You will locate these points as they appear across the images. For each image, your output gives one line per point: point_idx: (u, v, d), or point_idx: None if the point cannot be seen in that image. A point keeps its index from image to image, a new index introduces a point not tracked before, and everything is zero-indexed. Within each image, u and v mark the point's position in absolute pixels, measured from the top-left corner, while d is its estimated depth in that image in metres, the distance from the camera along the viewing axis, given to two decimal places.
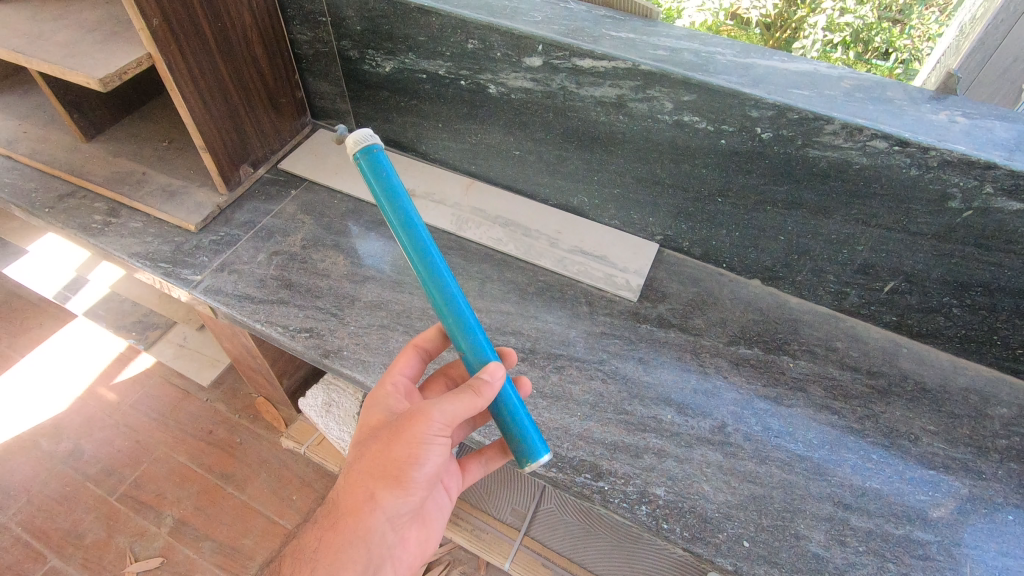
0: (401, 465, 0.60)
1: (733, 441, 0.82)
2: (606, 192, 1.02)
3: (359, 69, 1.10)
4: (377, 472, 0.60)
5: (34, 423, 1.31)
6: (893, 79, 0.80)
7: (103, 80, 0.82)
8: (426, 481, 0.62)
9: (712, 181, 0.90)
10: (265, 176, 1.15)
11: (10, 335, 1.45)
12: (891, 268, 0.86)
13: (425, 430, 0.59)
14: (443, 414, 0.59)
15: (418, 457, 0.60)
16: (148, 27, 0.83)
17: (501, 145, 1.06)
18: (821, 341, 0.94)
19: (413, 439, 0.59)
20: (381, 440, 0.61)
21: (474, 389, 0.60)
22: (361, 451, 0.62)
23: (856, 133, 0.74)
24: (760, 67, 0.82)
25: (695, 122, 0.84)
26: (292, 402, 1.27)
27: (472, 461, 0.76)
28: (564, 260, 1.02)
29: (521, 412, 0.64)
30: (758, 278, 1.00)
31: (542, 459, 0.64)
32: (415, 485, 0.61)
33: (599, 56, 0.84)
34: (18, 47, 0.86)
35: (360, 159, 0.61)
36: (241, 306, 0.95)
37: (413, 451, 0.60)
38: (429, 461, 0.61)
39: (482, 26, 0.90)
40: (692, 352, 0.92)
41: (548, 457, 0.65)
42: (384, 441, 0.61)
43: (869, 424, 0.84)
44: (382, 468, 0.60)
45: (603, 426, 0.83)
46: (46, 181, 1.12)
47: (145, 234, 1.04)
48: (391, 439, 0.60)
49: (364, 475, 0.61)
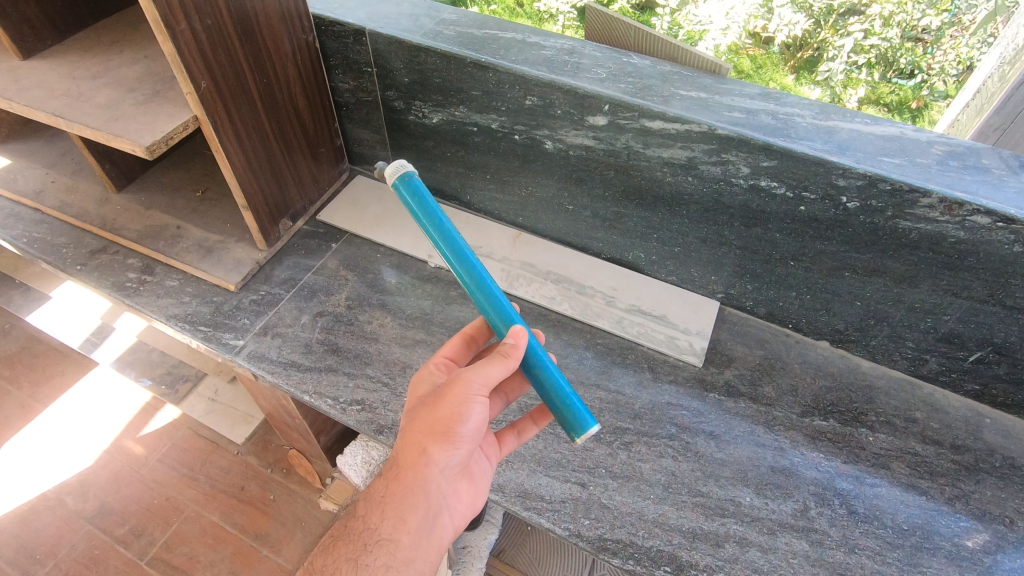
0: (448, 421, 0.58)
1: (818, 527, 0.77)
2: (666, 249, 0.98)
3: (404, 119, 1.06)
4: (426, 427, 0.59)
5: (59, 479, 1.27)
6: (985, 145, 0.77)
7: (149, 147, 0.78)
8: (475, 436, 0.60)
9: (784, 246, 0.86)
10: (304, 228, 1.11)
11: (32, 385, 1.42)
12: (979, 338, 0.82)
13: (468, 388, 0.59)
14: (484, 375, 0.59)
15: (464, 414, 0.59)
16: (196, 91, 0.77)
17: (554, 199, 1.02)
18: (899, 411, 0.89)
19: (458, 396, 0.59)
20: (428, 403, 0.60)
21: (505, 355, 0.60)
22: (411, 412, 0.61)
23: (954, 208, 0.70)
24: (843, 131, 0.78)
25: (774, 188, 0.80)
26: (329, 458, 1.23)
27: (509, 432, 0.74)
28: (622, 320, 0.98)
29: (563, 383, 0.65)
30: (827, 340, 0.96)
31: (592, 428, 0.63)
32: (464, 440, 0.59)
33: (670, 118, 0.80)
34: (58, 110, 0.82)
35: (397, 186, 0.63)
36: (287, 375, 0.90)
37: (458, 409, 0.59)
38: (475, 416, 0.59)
39: (543, 84, 0.86)
40: (765, 424, 0.87)
41: (598, 426, 0.64)
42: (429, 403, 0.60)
43: (960, 506, 0.80)
44: (430, 424, 0.58)
45: (680, 510, 0.78)
46: (76, 236, 1.08)
47: (183, 294, 0.99)
48: (436, 400, 0.59)
49: (415, 430, 0.59)
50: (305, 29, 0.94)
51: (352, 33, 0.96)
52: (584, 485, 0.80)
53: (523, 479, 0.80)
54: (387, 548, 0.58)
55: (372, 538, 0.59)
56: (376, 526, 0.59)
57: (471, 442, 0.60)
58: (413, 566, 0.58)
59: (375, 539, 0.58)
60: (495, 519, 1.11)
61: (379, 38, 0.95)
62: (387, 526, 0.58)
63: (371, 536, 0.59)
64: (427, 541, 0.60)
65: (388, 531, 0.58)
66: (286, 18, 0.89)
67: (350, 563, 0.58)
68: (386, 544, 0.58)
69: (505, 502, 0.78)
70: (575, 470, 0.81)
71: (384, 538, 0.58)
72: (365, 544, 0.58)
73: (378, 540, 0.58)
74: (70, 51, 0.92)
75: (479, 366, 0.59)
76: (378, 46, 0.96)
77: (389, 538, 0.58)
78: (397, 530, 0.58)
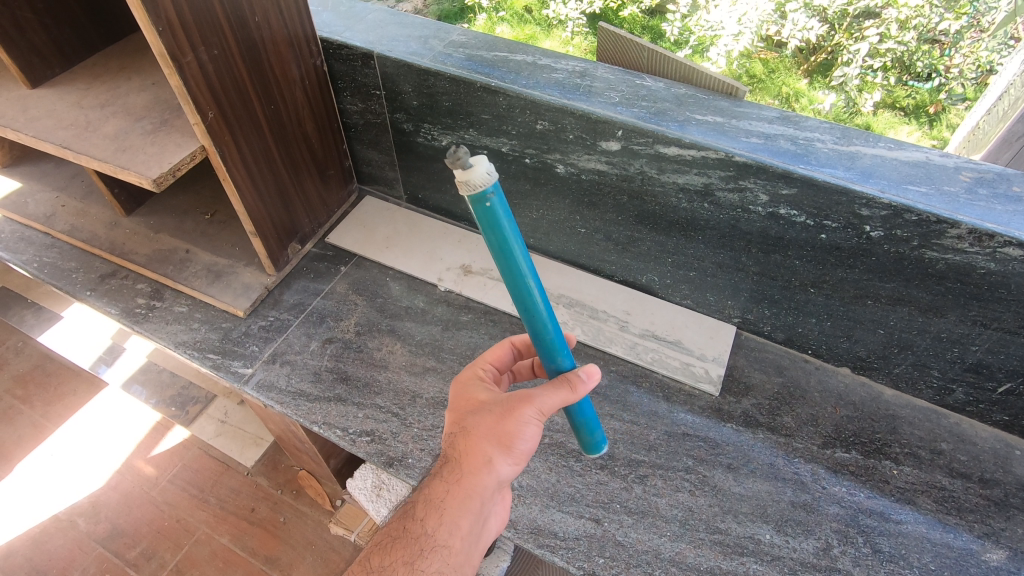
0: (514, 437, 0.55)
1: (841, 567, 0.74)
2: (681, 273, 0.96)
3: (413, 141, 1.05)
4: (492, 439, 0.55)
5: (71, 500, 1.28)
6: (1017, 170, 0.74)
7: (156, 180, 0.77)
8: (534, 453, 0.57)
9: (804, 273, 0.84)
10: (312, 250, 1.10)
11: (45, 404, 1.42)
12: (1009, 369, 0.79)
13: (535, 410, 0.55)
14: (547, 400, 0.54)
15: (529, 434, 0.56)
16: (203, 121, 0.76)
17: (565, 222, 1.00)
18: (924, 443, 0.86)
19: (524, 416, 0.55)
20: (490, 413, 0.56)
21: (569, 385, 0.55)
22: (472, 419, 0.57)
23: (985, 240, 0.68)
24: (866, 156, 0.76)
25: (793, 215, 0.78)
26: (338, 479, 1.22)
27: None
28: (636, 346, 0.96)
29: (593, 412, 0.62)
30: (848, 366, 0.93)
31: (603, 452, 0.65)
32: (526, 456, 0.57)
33: (686, 145, 0.78)
34: (66, 141, 0.82)
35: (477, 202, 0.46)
36: (297, 405, 0.89)
37: (519, 428, 0.55)
38: (534, 436, 0.56)
39: (554, 109, 0.84)
40: (785, 456, 0.85)
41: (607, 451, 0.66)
42: (487, 416, 0.56)
43: (990, 547, 0.76)
44: (497, 437, 0.55)
45: (697, 549, 0.75)
46: (86, 260, 1.07)
47: (191, 320, 0.99)
48: (498, 415, 0.56)
49: (479, 438, 0.56)
50: (313, 53, 0.93)
51: (360, 56, 0.95)
52: (599, 521, 0.77)
53: (535, 515, 0.78)
54: (442, 553, 0.56)
55: (427, 543, 0.56)
56: (433, 530, 0.56)
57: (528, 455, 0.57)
58: (467, 569, 0.57)
59: (431, 544, 0.56)
60: (506, 546, 1.09)
61: (387, 61, 0.93)
62: (443, 532, 0.56)
63: (426, 541, 0.57)
64: (477, 546, 0.57)
65: (443, 537, 0.56)
66: (294, 43, 0.88)
67: (406, 566, 0.56)
68: (441, 550, 0.56)
69: (517, 539, 0.76)
70: (589, 505, 0.79)
71: (440, 544, 0.56)
72: (422, 549, 0.56)
73: (433, 546, 0.56)
74: (78, 78, 0.91)
75: (545, 391, 0.54)
76: (386, 70, 0.95)
77: (443, 545, 0.56)
78: (452, 536, 0.56)
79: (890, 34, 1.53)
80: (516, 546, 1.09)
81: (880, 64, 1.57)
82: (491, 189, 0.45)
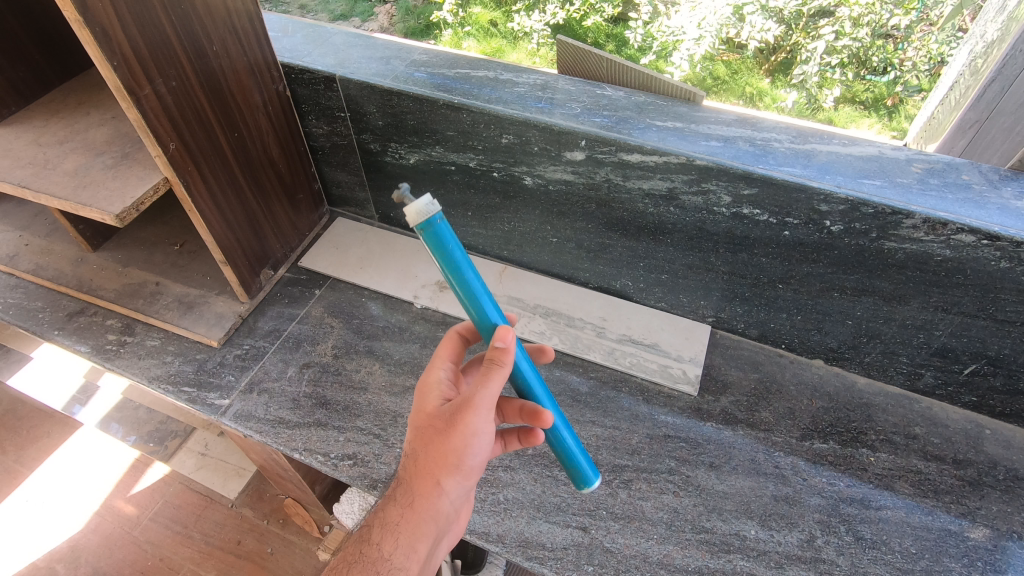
0: (459, 455, 0.55)
1: (826, 557, 0.75)
2: (653, 277, 0.97)
3: (380, 160, 1.05)
4: (438, 458, 0.55)
5: (48, 546, 1.25)
6: (964, 160, 0.77)
7: (119, 215, 0.76)
8: (481, 467, 0.58)
9: (772, 270, 0.86)
10: (286, 275, 1.10)
11: (17, 449, 1.39)
12: (973, 351, 0.81)
13: (478, 419, 0.54)
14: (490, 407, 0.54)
15: (474, 449, 0.55)
16: (164, 153, 0.75)
17: (537, 232, 1.01)
18: (898, 428, 0.88)
19: (469, 428, 0.54)
20: (437, 430, 0.55)
21: (496, 360, 0.54)
22: (422, 435, 0.56)
23: (939, 228, 0.70)
24: (822, 153, 0.78)
25: (756, 214, 0.79)
26: (325, 505, 1.20)
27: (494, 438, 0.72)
28: (614, 352, 0.97)
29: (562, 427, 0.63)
30: (821, 358, 0.96)
31: (594, 484, 0.66)
32: (473, 470, 0.57)
33: (648, 151, 0.79)
34: (23, 180, 0.80)
35: (422, 232, 0.52)
36: (276, 433, 0.88)
37: (468, 443, 0.54)
38: (482, 449, 0.56)
39: (518, 122, 0.85)
40: (766, 450, 0.86)
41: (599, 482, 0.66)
42: (439, 431, 0.55)
43: (967, 527, 0.78)
44: (442, 457, 0.54)
45: (684, 549, 0.75)
46: (53, 300, 1.05)
47: (165, 354, 0.97)
48: (447, 430, 0.54)
49: (427, 459, 0.55)
50: (275, 79, 0.93)
51: (322, 79, 0.95)
52: (586, 529, 0.77)
53: (523, 527, 0.77)
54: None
55: (382, 564, 0.55)
56: (389, 554, 0.55)
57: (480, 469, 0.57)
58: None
59: (386, 565, 0.55)
60: (498, 560, 1.08)
61: (350, 83, 0.94)
62: (399, 554, 0.55)
63: (383, 564, 0.55)
64: (429, 563, 0.58)
65: (400, 559, 0.55)
66: (255, 70, 0.87)
67: None
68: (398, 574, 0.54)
69: (506, 553, 0.75)
70: (575, 514, 0.79)
71: (396, 567, 0.55)
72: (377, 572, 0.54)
73: (388, 570, 0.55)
74: (35, 115, 0.90)
75: (481, 388, 0.54)
76: (349, 92, 0.95)
77: (401, 567, 0.55)
78: (409, 557, 0.55)
79: (845, 32, 1.70)
80: (508, 560, 1.08)
81: (837, 59, 1.77)
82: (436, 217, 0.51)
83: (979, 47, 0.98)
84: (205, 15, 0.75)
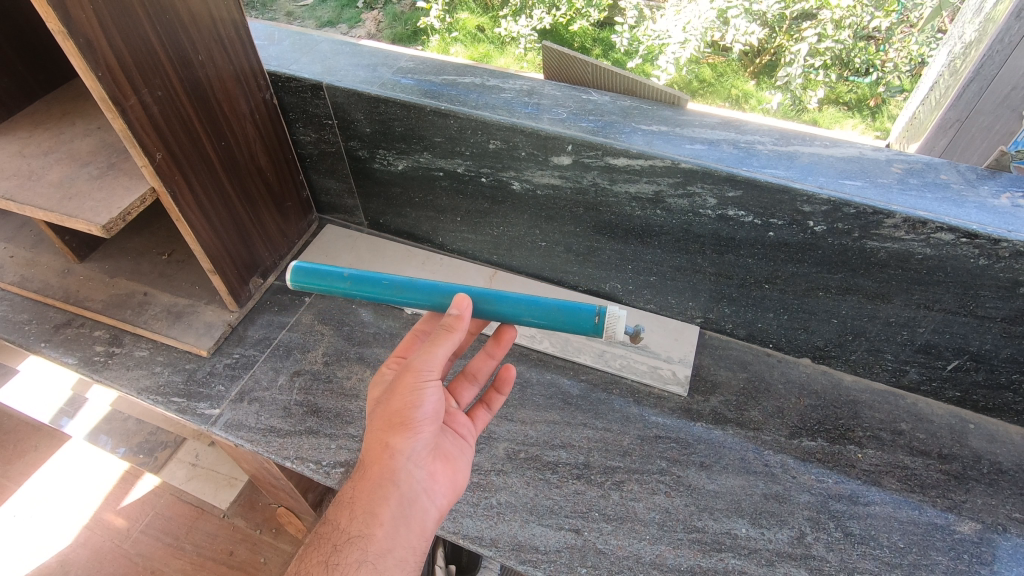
0: (402, 412, 0.59)
1: (816, 553, 0.76)
2: (642, 279, 0.98)
3: (368, 167, 1.06)
4: (383, 422, 0.59)
5: (38, 561, 1.24)
6: (942, 160, 0.79)
7: (105, 225, 0.76)
8: (433, 420, 0.61)
9: (757, 270, 0.87)
10: (275, 283, 1.09)
11: (5, 463, 1.38)
12: (955, 348, 0.83)
13: (417, 376, 0.59)
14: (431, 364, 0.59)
15: (417, 401, 0.59)
16: (151, 162, 0.74)
17: (525, 237, 1.02)
18: (885, 424, 0.90)
19: (407, 387, 0.59)
20: (383, 398, 0.60)
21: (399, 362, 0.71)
22: (369, 414, 0.61)
23: (919, 227, 0.71)
24: (805, 155, 0.79)
25: (741, 215, 0.80)
26: (316, 514, 1.20)
27: (479, 406, 0.77)
28: (604, 354, 0.98)
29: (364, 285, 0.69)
30: (808, 357, 0.97)
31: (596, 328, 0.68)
32: (423, 425, 0.60)
33: (634, 155, 0.80)
34: (8, 192, 0.80)
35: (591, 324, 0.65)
36: (267, 442, 0.88)
37: (410, 398, 0.59)
38: (429, 400, 0.60)
39: (505, 128, 0.86)
40: (756, 449, 0.87)
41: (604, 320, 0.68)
42: (385, 398, 0.60)
43: (954, 521, 0.79)
44: (386, 418, 0.59)
45: (677, 549, 0.76)
46: (39, 312, 1.04)
47: (154, 364, 0.96)
48: (389, 395, 0.60)
49: (372, 428, 0.59)
50: (261, 87, 0.93)
51: (309, 87, 0.95)
52: (578, 532, 0.77)
53: (516, 531, 0.77)
54: (358, 544, 0.55)
55: (340, 537, 0.56)
56: (346, 526, 0.57)
57: (431, 424, 0.60)
58: (392, 557, 0.56)
59: (345, 538, 0.56)
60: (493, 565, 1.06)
61: (337, 91, 0.94)
62: (357, 523, 0.56)
63: (340, 536, 0.57)
64: (406, 529, 0.58)
65: (359, 528, 0.56)
66: (241, 79, 0.87)
67: (320, 565, 0.55)
68: (357, 541, 0.55)
69: (499, 558, 0.75)
70: (568, 516, 0.79)
71: (356, 535, 0.56)
72: (336, 545, 0.56)
73: (348, 539, 0.56)
74: (20, 126, 0.89)
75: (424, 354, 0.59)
76: (336, 99, 0.96)
77: (359, 536, 0.56)
78: (369, 525, 0.56)
79: (827, 34, 1.82)
80: (502, 564, 1.08)
81: (820, 62, 1.89)
82: (596, 311, 0.65)
83: (958, 48, 1.17)
84: (190, 24, 0.75)
